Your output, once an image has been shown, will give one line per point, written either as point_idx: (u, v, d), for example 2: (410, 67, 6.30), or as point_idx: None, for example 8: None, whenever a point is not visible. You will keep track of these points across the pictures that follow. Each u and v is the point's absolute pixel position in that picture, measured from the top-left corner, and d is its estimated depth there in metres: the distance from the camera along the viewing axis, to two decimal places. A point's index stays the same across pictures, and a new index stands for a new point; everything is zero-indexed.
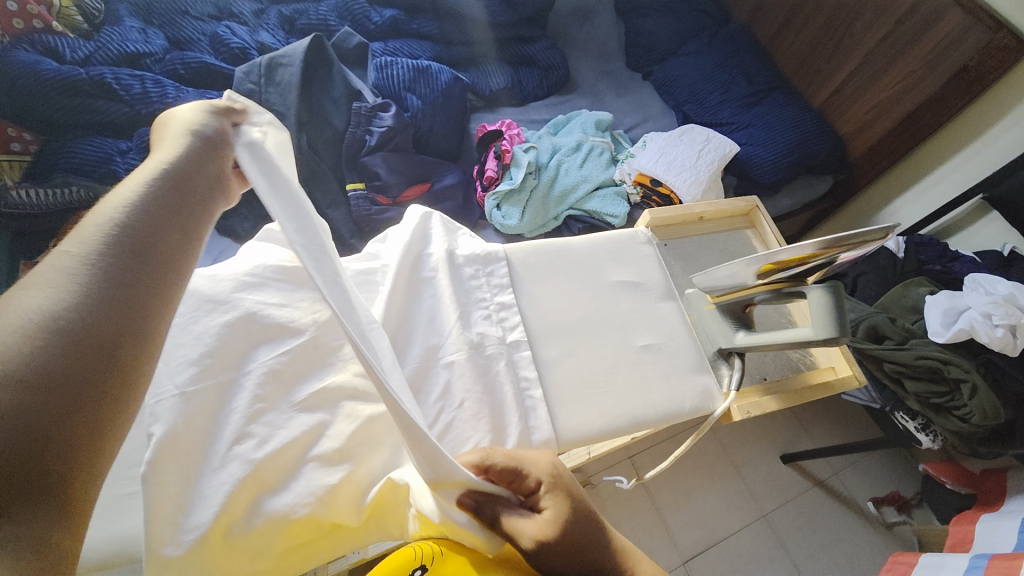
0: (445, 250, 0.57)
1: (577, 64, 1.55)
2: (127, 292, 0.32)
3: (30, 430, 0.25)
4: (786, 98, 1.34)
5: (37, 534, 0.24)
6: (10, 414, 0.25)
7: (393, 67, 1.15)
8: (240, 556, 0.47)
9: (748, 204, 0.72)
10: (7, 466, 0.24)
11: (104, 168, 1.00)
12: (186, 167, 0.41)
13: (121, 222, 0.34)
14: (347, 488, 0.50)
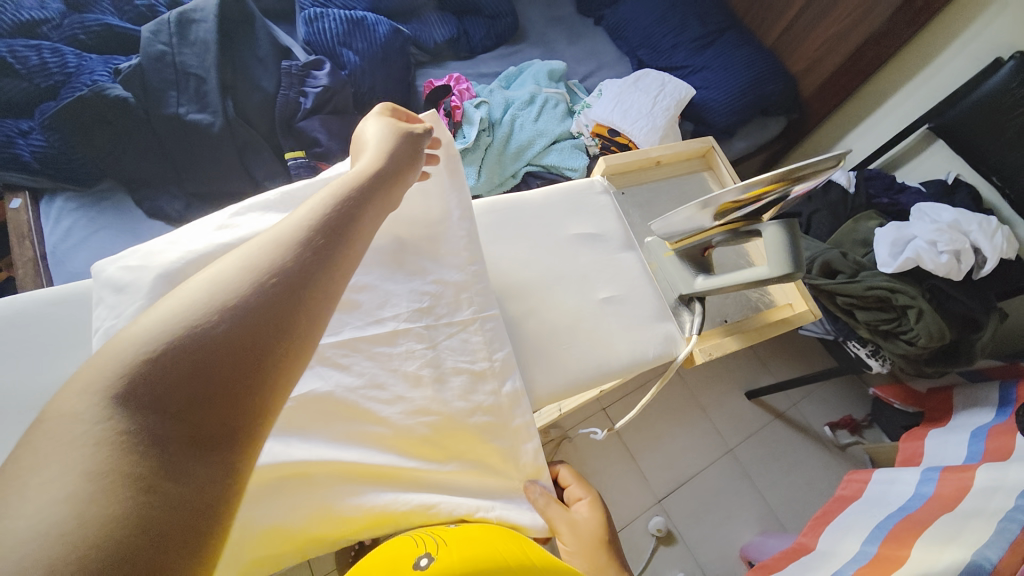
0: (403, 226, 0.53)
1: (525, 11, 1.46)
2: (320, 254, 0.31)
3: (227, 374, 0.25)
4: (740, 36, 1.31)
5: (203, 485, 0.23)
6: (217, 352, 0.25)
7: (324, 20, 1.05)
8: None
9: (704, 145, 0.71)
10: (208, 399, 0.24)
11: (3, 151, 0.88)
12: (385, 158, 0.42)
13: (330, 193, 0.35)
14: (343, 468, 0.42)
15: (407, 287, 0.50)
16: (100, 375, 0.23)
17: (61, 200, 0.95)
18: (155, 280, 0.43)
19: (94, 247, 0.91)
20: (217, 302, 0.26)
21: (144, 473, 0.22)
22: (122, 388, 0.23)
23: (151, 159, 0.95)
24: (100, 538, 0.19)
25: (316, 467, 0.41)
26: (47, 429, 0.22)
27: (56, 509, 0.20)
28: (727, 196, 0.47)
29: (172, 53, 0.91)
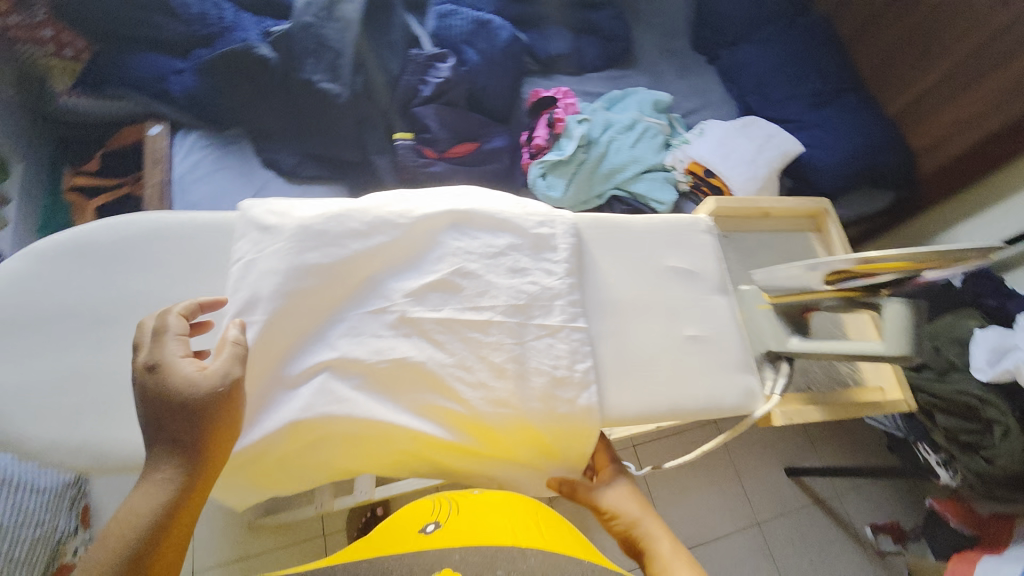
0: (499, 223, 0.55)
1: (639, 39, 1.43)
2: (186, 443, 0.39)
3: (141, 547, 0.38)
4: (860, 102, 1.25)
5: None
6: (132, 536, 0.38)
7: (455, 17, 1.10)
8: (287, 467, 0.46)
9: (817, 206, 0.69)
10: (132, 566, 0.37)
11: (158, 86, 1.02)
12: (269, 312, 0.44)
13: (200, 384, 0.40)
14: (417, 402, 0.47)
15: (506, 282, 0.52)
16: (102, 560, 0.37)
17: (194, 136, 1.05)
18: (294, 228, 0.49)
19: (213, 185, 1.01)
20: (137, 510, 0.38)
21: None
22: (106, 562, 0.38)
23: (277, 113, 1.03)
24: None
25: (387, 432, 0.45)
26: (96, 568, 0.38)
27: None
28: (843, 261, 0.47)
29: (317, 25, 0.98)
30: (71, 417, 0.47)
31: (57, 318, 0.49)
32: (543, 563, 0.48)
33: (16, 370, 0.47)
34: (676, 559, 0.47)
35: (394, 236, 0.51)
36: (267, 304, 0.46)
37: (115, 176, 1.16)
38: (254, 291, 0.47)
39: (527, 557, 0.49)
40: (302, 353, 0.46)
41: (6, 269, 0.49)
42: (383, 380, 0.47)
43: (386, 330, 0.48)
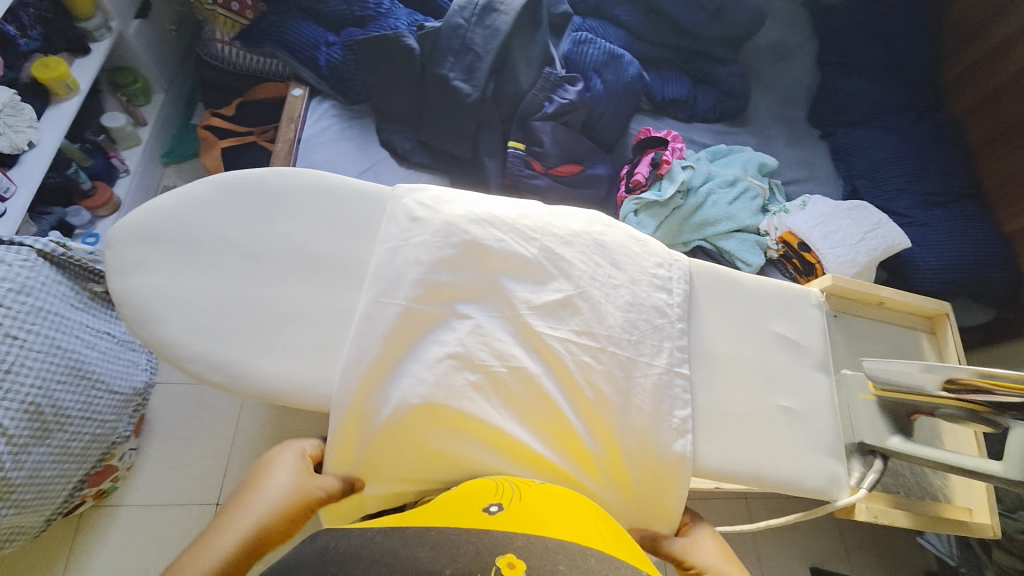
0: (627, 259, 0.61)
1: (755, 101, 1.41)
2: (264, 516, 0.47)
3: None
4: (977, 211, 1.20)
5: None
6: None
7: (590, 46, 1.15)
8: (402, 442, 0.52)
9: (937, 308, 0.67)
10: None
11: (308, 53, 1.10)
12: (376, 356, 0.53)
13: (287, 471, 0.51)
14: (523, 406, 0.53)
15: (621, 314, 0.58)
16: None
17: (327, 105, 1.12)
18: (441, 223, 0.57)
19: (333, 150, 1.07)
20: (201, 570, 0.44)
21: None
22: None
23: (404, 102, 1.10)
24: None
25: (487, 426, 0.51)
26: None
27: None
28: (959, 372, 0.47)
29: (465, 28, 1.05)
30: (219, 337, 0.52)
31: (225, 246, 0.55)
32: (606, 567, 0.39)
33: (183, 284, 0.53)
34: None
35: (528, 251, 0.58)
36: (410, 283, 0.55)
37: (247, 125, 1.28)
38: (398, 276, 0.55)
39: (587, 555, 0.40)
40: (425, 336, 0.54)
41: (193, 193, 0.55)
42: (497, 383, 0.53)
43: (512, 334, 0.56)
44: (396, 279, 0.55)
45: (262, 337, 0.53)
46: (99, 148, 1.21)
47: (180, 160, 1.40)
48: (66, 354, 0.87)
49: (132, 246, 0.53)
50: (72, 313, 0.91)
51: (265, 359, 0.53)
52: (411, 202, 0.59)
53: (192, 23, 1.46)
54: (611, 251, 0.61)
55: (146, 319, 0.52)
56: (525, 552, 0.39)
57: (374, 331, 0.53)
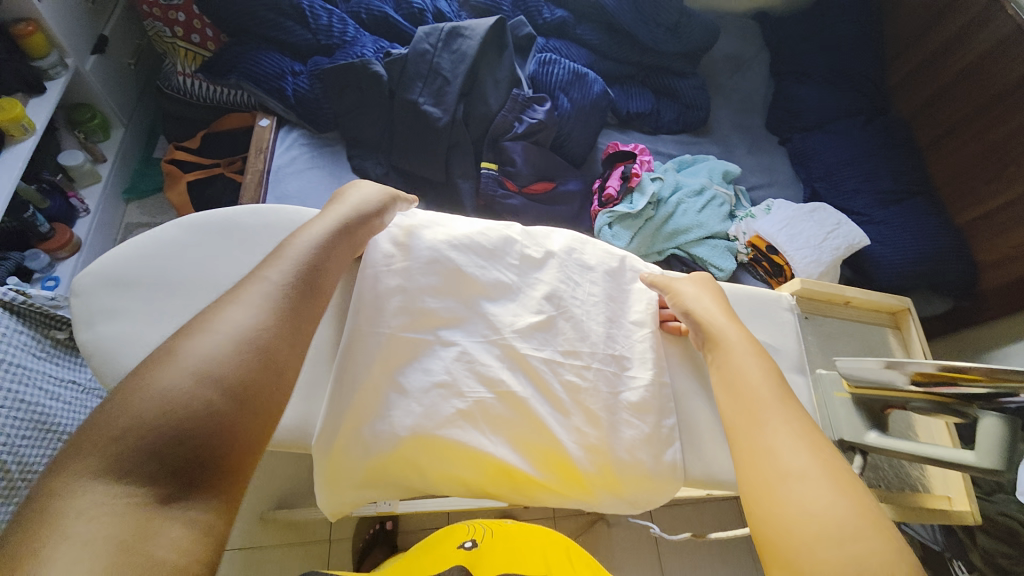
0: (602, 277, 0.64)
1: (716, 111, 1.47)
2: (331, 258, 0.50)
3: (241, 359, 0.39)
4: (929, 206, 1.26)
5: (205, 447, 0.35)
6: (238, 364, 0.38)
7: (555, 66, 1.17)
8: (395, 469, 0.51)
9: (900, 304, 0.71)
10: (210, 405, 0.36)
11: (274, 83, 1.09)
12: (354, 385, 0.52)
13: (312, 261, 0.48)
14: (517, 433, 0.53)
15: (602, 329, 0.60)
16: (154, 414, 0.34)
17: (296, 134, 1.11)
18: (422, 250, 0.58)
19: (305, 179, 1.06)
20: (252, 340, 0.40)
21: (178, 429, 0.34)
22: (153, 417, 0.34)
23: (374, 128, 1.10)
24: (167, 436, 0.34)
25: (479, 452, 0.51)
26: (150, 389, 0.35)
27: (175, 396, 0.35)
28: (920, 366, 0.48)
29: (432, 53, 1.07)
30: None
31: (201, 287, 0.53)
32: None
33: (155, 329, 0.51)
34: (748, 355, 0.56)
35: (507, 276, 0.60)
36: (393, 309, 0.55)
37: (214, 156, 1.25)
38: (381, 304, 0.55)
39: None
40: (414, 361, 0.54)
41: (166, 235, 0.54)
42: (487, 411, 0.53)
43: (495, 358, 0.56)
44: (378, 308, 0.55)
45: None
46: (57, 188, 1.17)
47: (142, 195, 1.36)
48: (30, 408, 0.81)
49: (103, 292, 0.51)
50: (32, 362, 0.85)
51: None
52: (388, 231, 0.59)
53: (150, 55, 1.44)
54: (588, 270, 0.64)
55: (114, 372, 0.49)
56: None
57: (360, 364, 0.52)
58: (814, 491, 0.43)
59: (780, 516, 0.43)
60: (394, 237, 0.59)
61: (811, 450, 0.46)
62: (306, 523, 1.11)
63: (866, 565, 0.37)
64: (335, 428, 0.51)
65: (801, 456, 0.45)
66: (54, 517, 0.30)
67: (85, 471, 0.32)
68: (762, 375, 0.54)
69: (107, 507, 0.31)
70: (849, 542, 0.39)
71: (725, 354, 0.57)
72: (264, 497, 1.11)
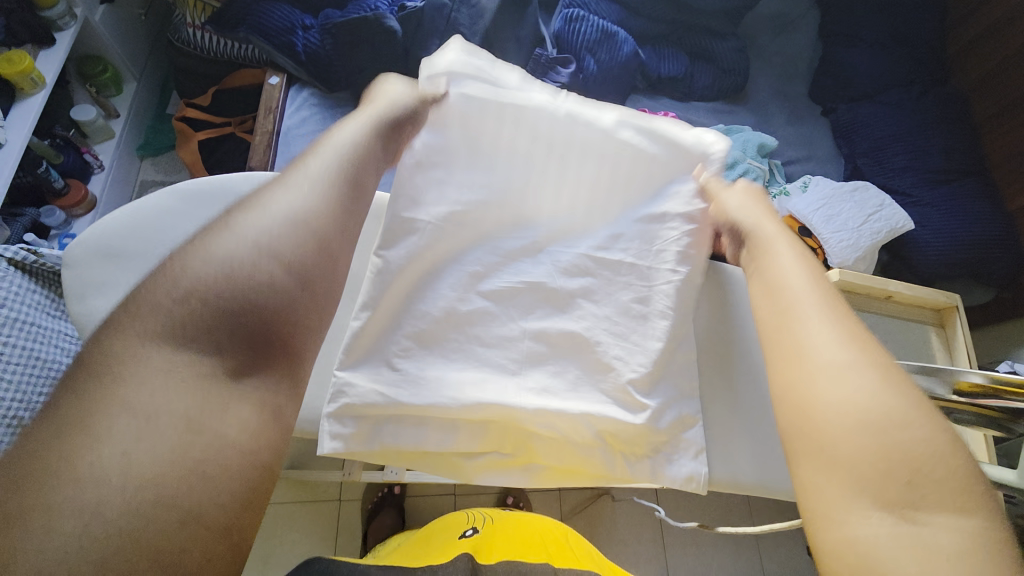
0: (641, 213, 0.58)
1: (754, 77, 1.35)
2: (375, 162, 0.47)
3: (299, 252, 0.38)
4: (982, 188, 1.16)
5: (256, 342, 0.35)
6: (293, 257, 0.38)
7: (582, 23, 1.08)
8: (424, 417, 0.49)
9: (946, 301, 0.66)
10: (265, 295, 0.35)
11: (283, 37, 1.03)
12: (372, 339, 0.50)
13: (350, 164, 0.44)
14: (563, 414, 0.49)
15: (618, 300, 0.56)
16: (210, 294, 0.34)
17: (307, 93, 1.06)
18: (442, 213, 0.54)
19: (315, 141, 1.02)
20: (302, 232, 0.39)
21: (232, 317, 0.34)
22: (209, 297, 0.34)
23: None
24: (223, 321, 0.34)
25: (518, 408, 0.48)
26: (205, 268, 0.35)
27: (238, 274, 0.35)
28: (972, 377, 0.44)
29: (450, 8, 1.00)
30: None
31: None
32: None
33: None
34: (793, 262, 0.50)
35: (540, 223, 0.58)
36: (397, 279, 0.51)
37: (224, 115, 1.22)
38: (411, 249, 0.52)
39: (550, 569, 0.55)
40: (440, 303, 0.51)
41: (158, 204, 0.51)
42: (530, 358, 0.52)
43: (508, 345, 0.52)
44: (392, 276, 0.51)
45: None
46: (70, 143, 1.15)
47: (156, 153, 1.34)
48: (46, 365, 0.82)
49: (91, 263, 0.49)
50: (46, 320, 0.85)
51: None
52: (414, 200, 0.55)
53: (162, 6, 1.37)
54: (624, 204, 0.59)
55: None
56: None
57: (388, 302, 0.50)
58: (854, 386, 0.40)
59: (810, 410, 0.42)
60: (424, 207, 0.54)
61: (855, 342, 0.43)
62: (317, 483, 1.13)
63: (902, 453, 0.37)
64: (366, 355, 0.49)
65: (840, 352, 0.42)
66: (119, 387, 0.30)
67: (147, 337, 0.32)
68: (810, 279, 0.48)
69: (170, 373, 0.32)
70: (892, 435, 0.38)
71: (761, 255, 0.53)
72: None
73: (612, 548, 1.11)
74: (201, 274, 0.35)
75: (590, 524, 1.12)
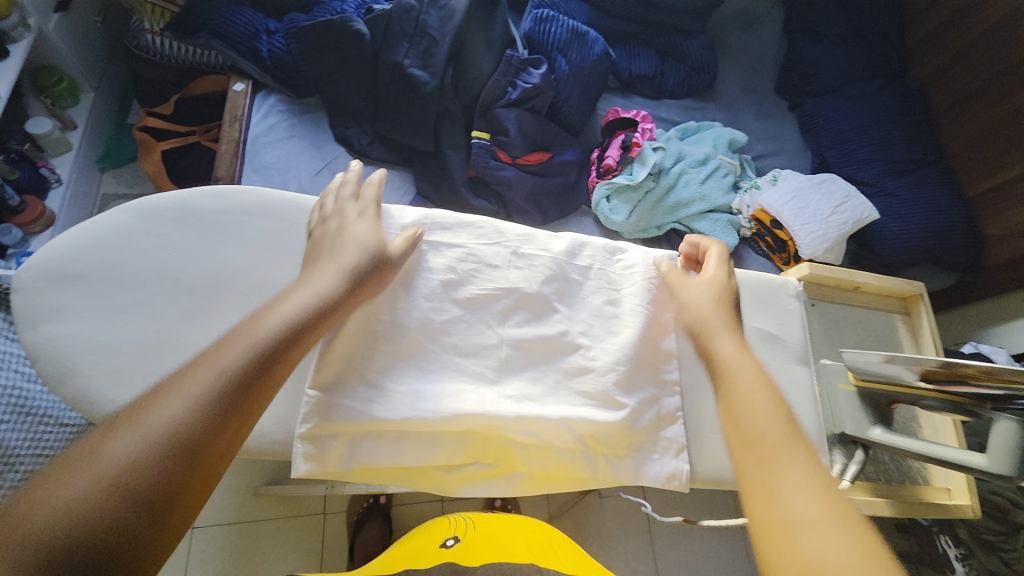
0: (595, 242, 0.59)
1: (723, 74, 1.38)
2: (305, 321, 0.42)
3: (172, 464, 0.33)
4: (941, 177, 1.21)
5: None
6: (162, 474, 0.32)
7: (552, 24, 1.08)
8: (399, 431, 0.48)
9: (911, 289, 0.68)
10: (115, 521, 0.30)
11: (248, 43, 1.00)
12: (344, 351, 0.48)
13: (271, 333, 0.40)
14: (542, 421, 0.48)
15: (602, 302, 0.56)
16: (44, 527, 0.29)
17: (274, 99, 1.03)
18: (411, 220, 0.54)
19: (285, 149, 1.00)
20: (175, 439, 0.33)
21: (70, 551, 0.29)
22: (34, 535, 0.28)
23: (358, 93, 1.03)
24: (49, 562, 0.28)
25: (499, 418, 0.47)
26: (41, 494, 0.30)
27: (80, 500, 0.30)
28: (929, 363, 0.45)
29: (418, 10, 0.98)
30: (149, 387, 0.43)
31: (156, 283, 0.46)
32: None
33: (107, 330, 0.44)
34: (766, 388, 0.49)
35: (510, 247, 0.56)
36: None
37: (189, 123, 1.18)
38: None
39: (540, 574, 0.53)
40: (408, 313, 0.51)
41: (115, 222, 0.47)
42: (508, 365, 0.52)
43: (486, 353, 0.52)
44: None
45: None
46: (26, 157, 1.11)
47: (118, 165, 1.29)
48: (7, 391, 0.78)
49: (42, 289, 0.44)
50: (4, 345, 0.82)
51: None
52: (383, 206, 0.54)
53: (119, 12, 1.32)
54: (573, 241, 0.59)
55: (65, 374, 0.42)
56: None
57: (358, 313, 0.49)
58: None
59: None
60: (394, 215, 0.54)
61: None
62: (300, 497, 1.11)
63: None
64: (335, 374, 0.47)
65: None
66: None
67: None
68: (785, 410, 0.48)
69: None
70: None
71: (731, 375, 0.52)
72: (257, 472, 1.10)
73: (602, 546, 1.11)
74: (36, 506, 0.29)
75: (579, 522, 1.12)
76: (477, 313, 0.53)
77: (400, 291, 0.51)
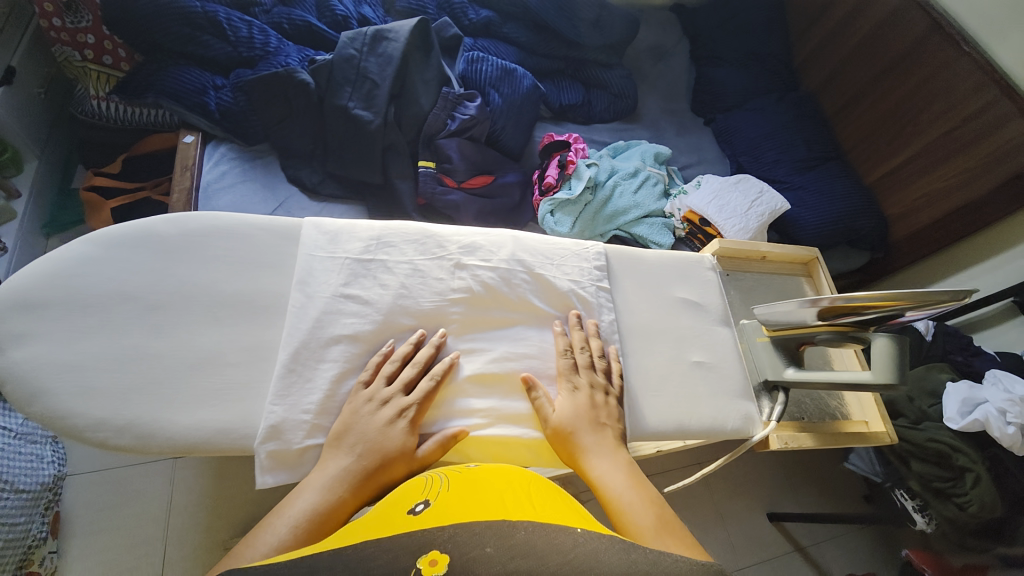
0: (521, 234, 0.66)
1: (644, 98, 1.53)
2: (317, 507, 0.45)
3: None
4: (841, 169, 1.37)
5: None
6: None
7: (483, 63, 1.19)
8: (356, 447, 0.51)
9: (810, 254, 0.80)
10: None
11: (195, 99, 1.05)
12: (307, 353, 0.53)
13: None
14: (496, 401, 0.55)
15: (539, 288, 0.63)
16: None
17: (224, 149, 1.08)
18: (369, 233, 0.61)
19: (237, 194, 1.03)
20: None
21: None
22: None
23: (307, 138, 1.10)
24: None
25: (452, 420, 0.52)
26: None
27: None
28: (826, 301, 0.53)
29: (359, 58, 1.07)
30: (125, 395, 0.49)
31: (120, 302, 0.51)
32: (537, 535, 0.35)
33: (76, 349, 0.49)
34: (609, 467, 0.50)
35: (450, 249, 0.62)
36: (325, 297, 0.56)
37: (138, 181, 1.20)
38: (332, 271, 0.57)
39: (516, 528, 0.36)
40: (368, 313, 0.56)
41: (74, 252, 0.52)
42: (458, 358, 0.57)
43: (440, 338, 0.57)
44: (328, 284, 0.57)
45: (149, 384, 0.50)
46: None
47: (63, 229, 1.28)
48: None
49: (9, 316, 0.49)
50: None
51: (180, 407, 0.50)
52: (338, 224, 0.60)
53: (60, 82, 1.33)
54: (503, 240, 0.65)
55: (36, 392, 0.48)
56: (454, 545, 0.34)
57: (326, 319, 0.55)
58: None
59: None
60: (350, 230, 0.60)
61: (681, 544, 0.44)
62: None
63: None
64: (306, 376, 0.53)
65: None
66: None
67: None
68: (625, 483, 0.49)
69: None
70: None
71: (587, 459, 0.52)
72: (224, 526, 1.06)
73: None
74: None
75: None
76: (423, 309, 0.58)
77: (351, 303, 0.57)
